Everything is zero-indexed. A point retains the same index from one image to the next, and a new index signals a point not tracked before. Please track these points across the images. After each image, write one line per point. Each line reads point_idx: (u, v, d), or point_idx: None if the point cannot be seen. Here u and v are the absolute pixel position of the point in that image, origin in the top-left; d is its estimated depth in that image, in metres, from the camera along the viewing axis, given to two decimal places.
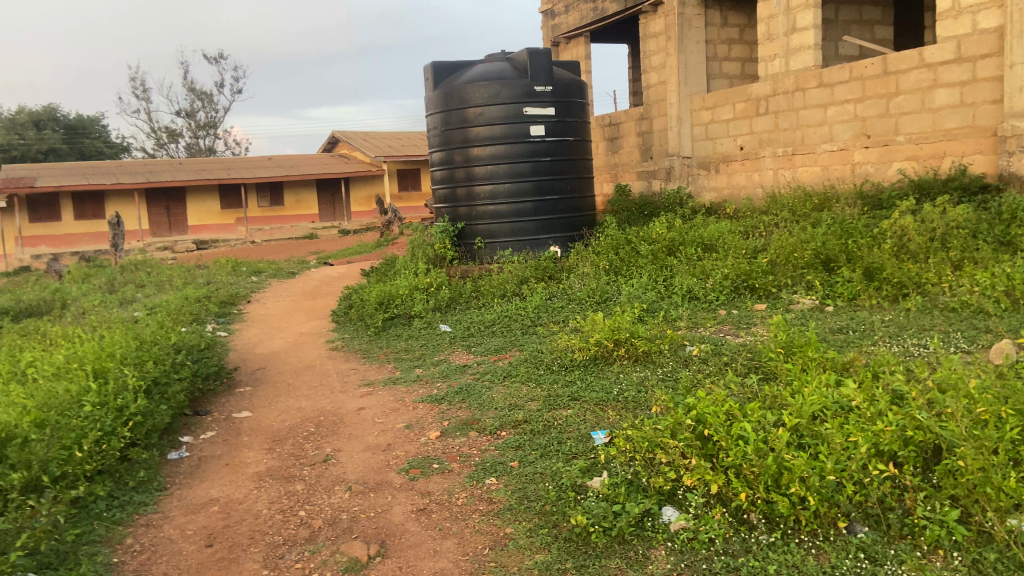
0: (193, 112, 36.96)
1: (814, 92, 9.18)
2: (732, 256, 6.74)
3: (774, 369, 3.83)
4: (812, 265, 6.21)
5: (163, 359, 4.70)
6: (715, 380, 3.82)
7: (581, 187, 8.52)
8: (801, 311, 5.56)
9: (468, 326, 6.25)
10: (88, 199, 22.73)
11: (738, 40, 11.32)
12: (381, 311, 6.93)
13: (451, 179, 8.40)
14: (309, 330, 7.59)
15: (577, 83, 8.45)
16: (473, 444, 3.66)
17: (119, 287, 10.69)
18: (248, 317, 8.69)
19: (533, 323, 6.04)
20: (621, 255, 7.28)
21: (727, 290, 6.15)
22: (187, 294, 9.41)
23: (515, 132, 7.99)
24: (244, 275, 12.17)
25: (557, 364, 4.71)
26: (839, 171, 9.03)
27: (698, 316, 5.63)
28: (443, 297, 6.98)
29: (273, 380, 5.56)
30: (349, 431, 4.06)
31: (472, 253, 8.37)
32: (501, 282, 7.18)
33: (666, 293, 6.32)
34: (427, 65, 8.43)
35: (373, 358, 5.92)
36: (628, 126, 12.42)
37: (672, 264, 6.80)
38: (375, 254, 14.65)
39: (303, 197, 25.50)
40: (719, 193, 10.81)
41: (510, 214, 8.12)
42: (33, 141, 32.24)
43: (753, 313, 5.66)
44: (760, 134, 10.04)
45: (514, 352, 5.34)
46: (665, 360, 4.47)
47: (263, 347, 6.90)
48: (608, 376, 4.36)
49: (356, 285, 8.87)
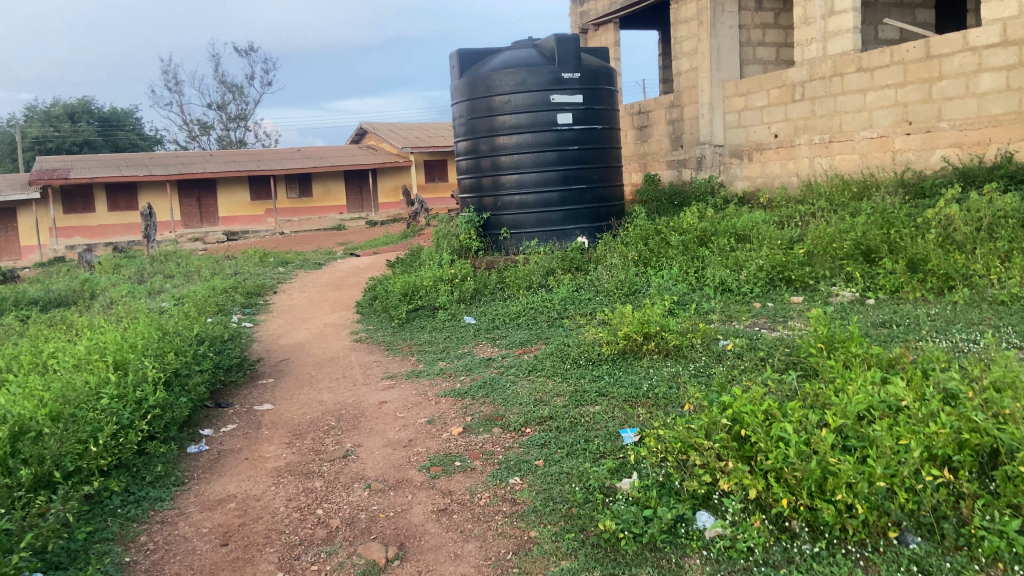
0: (225, 104, 37.35)
1: (853, 77, 8.86)
2: (767, 247, 6.51)
3: (814, 364, 3.65)
4: (852, 257, 5.96)
5: (185, 350, 4.65)
6: (752, 376, 3.65)
7: (609, 177, 8.34)
8: (840, 304, 5.35)
9: (494, 318, 6.12)
10: (121, 190, 23.06)
11: (773, 24, 11.00)
12: (405, 302, 6.83)
13: (477, 169, 8.25)
14: (334, 321, 7.53)
15: (606, 69, 8.24)
16: (497, 441, 3.53)
17: (148, 277, 10.74)
18: (274, 308, 8.65)
19: (559, 315, 5.88)
20: (650, 246, 7.07)
21: (761, 282, 5.94)
22: (214, 285, 9.42)
23: (542, 120, 7.82)
24: (271, 266, 12.19)
25: (584, 359, 4.55)
26: (879, 159, 8.72)
27: (732, 309, 5.43)
28: (468, 289, 6.85)
29: (295, 373, 5.48)
30: (370, 426, 3.95)
31: (498, 243, 8.25)
32: (527, 273, 7.02)
33: (698, 285, 6.12)
34: (452, 52, 8.29)
35: (396, 350, 5.81)
36: (658, 114, 12.16)
37: (703, 255, 6.59)
38: (402, 245, 14.59)
39: (331, 188, 25.56)
40: (752, 182, 10.51)
41: (537, 204, 7.96)
42: (68, 134, 32.85)
43: (790, 306, 5.44)
44: (796, 121, 9.73)
45: (540, 345, 5.19)
46: (698, 355, 4.28)
47: (288, 338, 6.85)
48: (637, 371, 4.21)
49: (381, 276, 8.78)
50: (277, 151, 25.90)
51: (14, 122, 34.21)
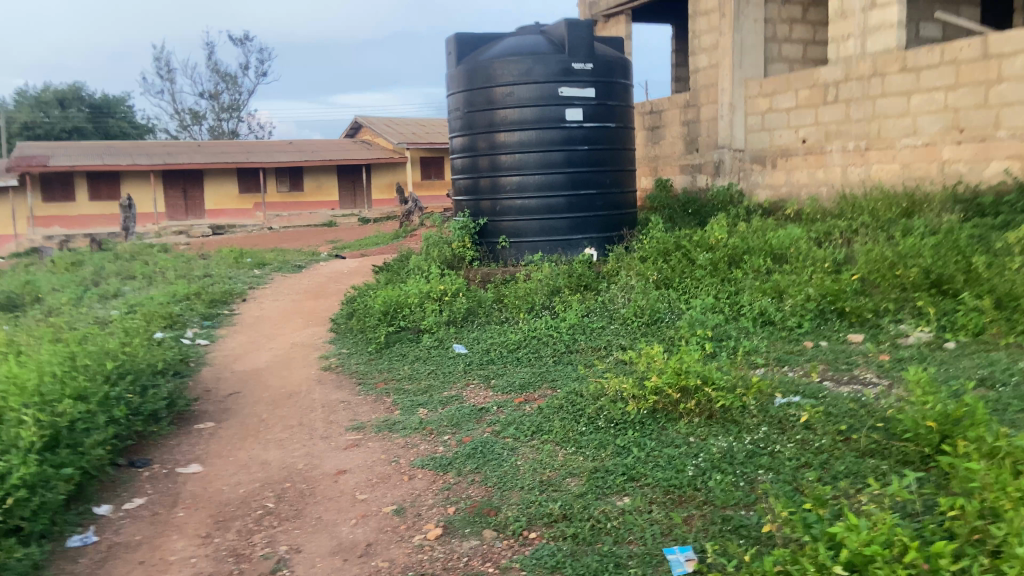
0: (218, 94, 36.35)
1: (896, 77, 7.89)
2: (811, 271, 5.53)
3: (940, 462, 2.64)
4: (920, 288, 4.94)
5: (91, 392, 3.64)
6: (846, 487, 2.63)
7: (622, 181, 7.32)
8: (914, 348, 4.35)
9: (487, 348, 5.12)
10: (103, 179, 22.01)
11: (800, 19, 10.02)
12: (385, 323, 5.83)
13: (473, 169, 7.22)
14: (303, 341, 6.51)
15: (622, 61, 7.23)
16: (487, 554, 2.52)
17: (106, 279, 9.68)
18: (239, 320, 7.63)
19: (568, 349, 4.90)
20: (671, 264, 6.05)
21: (810, 316, 4.95)
22: (175, 290, 8.38)
23: (549, 115, 6.82)
24: (247, 268, 11.13)
25: (601, 419, 3.54)
26: (923, 170, 7.74)
27: (781, 351, 4.45)
28: (459, 309, 5.83)
29: (242, 415, 4.46)
30: (317, 515, 2.93)
31: (495, 253, 7.25)
32: (528, 292, 5.98)
33: (734, 314, 5.13)
34: (449, 36, 7.29)
35: (369, 387, 4.79)
36: (672, 114, 11.14)
37: (736, 278, 5.60)
38: (391, 248, 13.54)
39: (322, 183, 24.53)
40: (776, 191, 9.49)
41: (540, 211, 6.95)
42: (58, 120, 31.86)
43: (852, 348, 4.47)
44: (827, 125, 8.73)
45: (548, 391, 4.18)
46: (755, 424, 3.29)
47: (245, 362, 5.83)
48: (675, 443, 3.22)
49: (363, 286, 7.76)
50: (267, 143, 24.84)
51: (3, 106, 33.08)
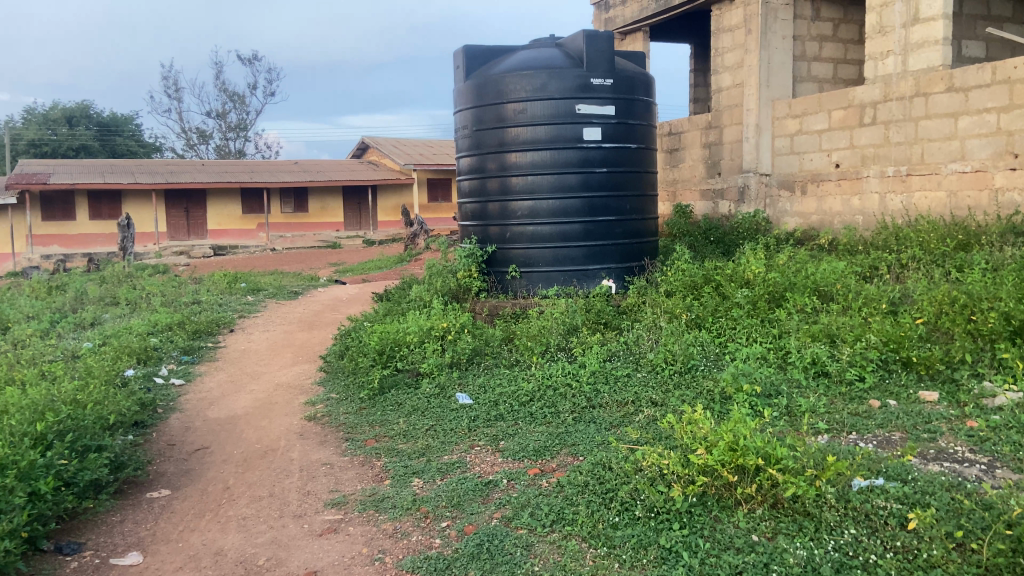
0: (227, 114, 36.08)
1: (941, 98, 7.23)
2: (865, 312, 4.83)
3: None
4: (1001, 337, 4.22)
5: (10, 463, 2.97)
6: None
7: (643, 207, 6.65)
8: (1004, 412, 3.64)
9: (495, 400, 4.42)
10: (104, 198, 21.51)
11: (831, 37, 9.41)
12: (380, 365, 5.14)
13: (481, 192, 6.58)
14: (289, 382, 5.82)
15: (644, 77, 6.58)
16: None
17: (88, 306, 9.02)
18: (223, 354, 6.95)
19: (589, 403, 4.20)
20: (703, 301, 5.36)
21: (872, 367, 4.23)
22: (156, 320, 7.71)
23: (565, 135, 6.18)
24: (241, 294, 10.48)
25: (637, 508, 2.83)
26: (973, 199, 7.04)
27: (844, 414, 3.73)
28: (464, 350, 5.13)
29: (204, 481, 3.77)
30: None
31: (504, 284, 6.57)
32: (543, 331, 5.28)
33: (782, 363, 4.43)
34: (458, 49, 6.69)
35: (356, 446, 4.10)
36: (692, 136, 10.51)
37: (780, 320, 4.91)
38: (394, 273, 12.90)
39: (327, 204, 24.00)
40: (805, 219, 8.81)
41: (553, 239, 6.29)
42: (66, 137, 31.46)
43: (927, 411, 3.77)
44: (864, 149, 8.07)
45: (569, 460, 3.48)
46: (835, 523, 2.58)
47: (221, 408, 5.14)
48: (735, 549, 2.52)
49: (359, 318, 7.08)
50: (272, 163, 24.35)
51: (10, 124, 32.84)
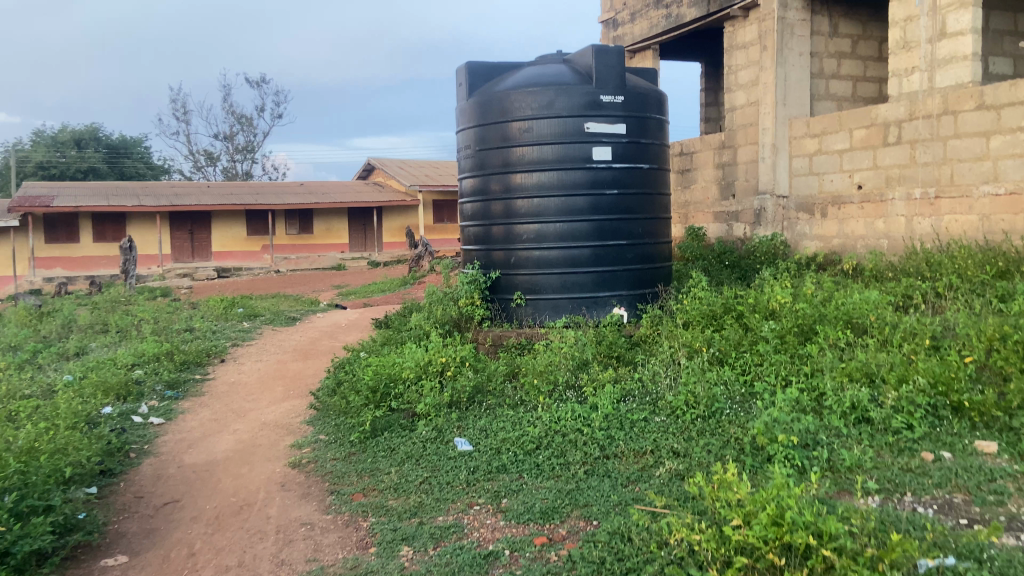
0: (234, 135, 36.01)
1: (971, 116, 6.81)
2: (906, 348, 4.37)
3: None
4: None
5: None
6: None
7: (656, 231, 6.22)
8: None
9: (497, 448, 3.97)
10: (108, 220, 21.29)
11: (849, 54, 9.04)
12: (373, 405, 4.71)
13: (484, 216, 6.18)
14: (277, 420, 5.39)
15: (657, 94, 6.19)
16: None
17: (75, 334, 8.63)
18: (210, 388, 6.53)
19: (603, 453, 3.75)
20: (725, 334, 4.92)
21: (919, 411, 3.77)
22: (143, 349, 7.30)
23: (573, 156, 5.79)
24: (236, 320, 10.08)
25: None
26: (1007, 222, 6.57)
27: (894, 470, 3.29)
28: (464, 389, 4.70)
29: (168, 545, 3.33)
30: None
31: (509, 313, 6.14)
32: (551, 365, 4.84)
33: (816, 406, 3.98)
34: (460, 66, 6.33)
35: (341, 501, 3.66)
36: (705, 156, 10.11)
37: (812, 355, 4.46)
38: (397, 297, 12.50)
39: (332, 226, 23.73)
40: (826, 243, 8.38)
41: (561, 265, 5.88)
42: (73, 160, 31.34)
43: (988, 465, 3.31)
44: (888, 169, 7.65)
45: (581, 525, 3.04)
46: None
47: (200, 452, 4.71)
48: None
49: (354, 349, 6.66)
50: (277, 184, 24.11)
51: (19, 146, 32.79)
